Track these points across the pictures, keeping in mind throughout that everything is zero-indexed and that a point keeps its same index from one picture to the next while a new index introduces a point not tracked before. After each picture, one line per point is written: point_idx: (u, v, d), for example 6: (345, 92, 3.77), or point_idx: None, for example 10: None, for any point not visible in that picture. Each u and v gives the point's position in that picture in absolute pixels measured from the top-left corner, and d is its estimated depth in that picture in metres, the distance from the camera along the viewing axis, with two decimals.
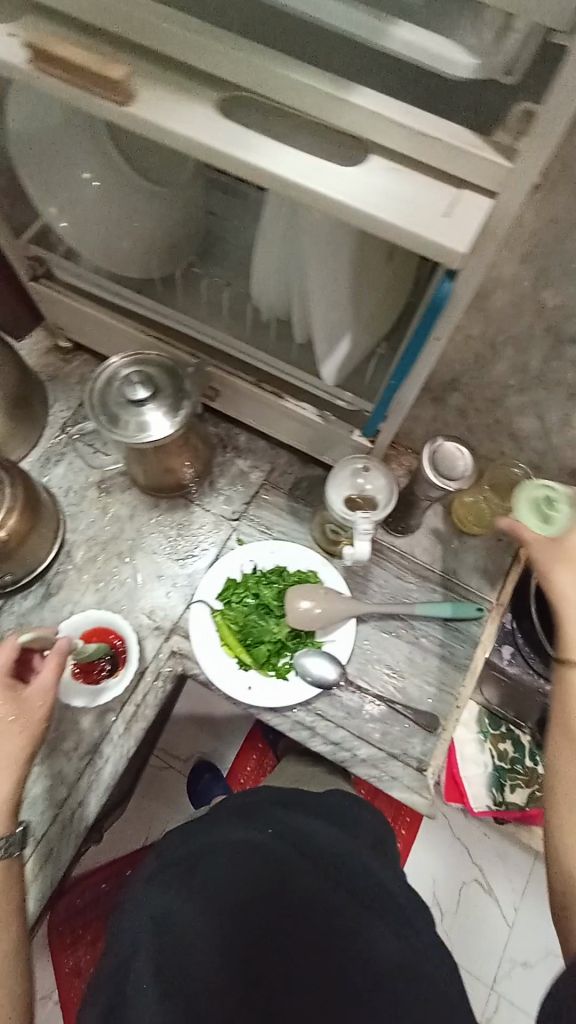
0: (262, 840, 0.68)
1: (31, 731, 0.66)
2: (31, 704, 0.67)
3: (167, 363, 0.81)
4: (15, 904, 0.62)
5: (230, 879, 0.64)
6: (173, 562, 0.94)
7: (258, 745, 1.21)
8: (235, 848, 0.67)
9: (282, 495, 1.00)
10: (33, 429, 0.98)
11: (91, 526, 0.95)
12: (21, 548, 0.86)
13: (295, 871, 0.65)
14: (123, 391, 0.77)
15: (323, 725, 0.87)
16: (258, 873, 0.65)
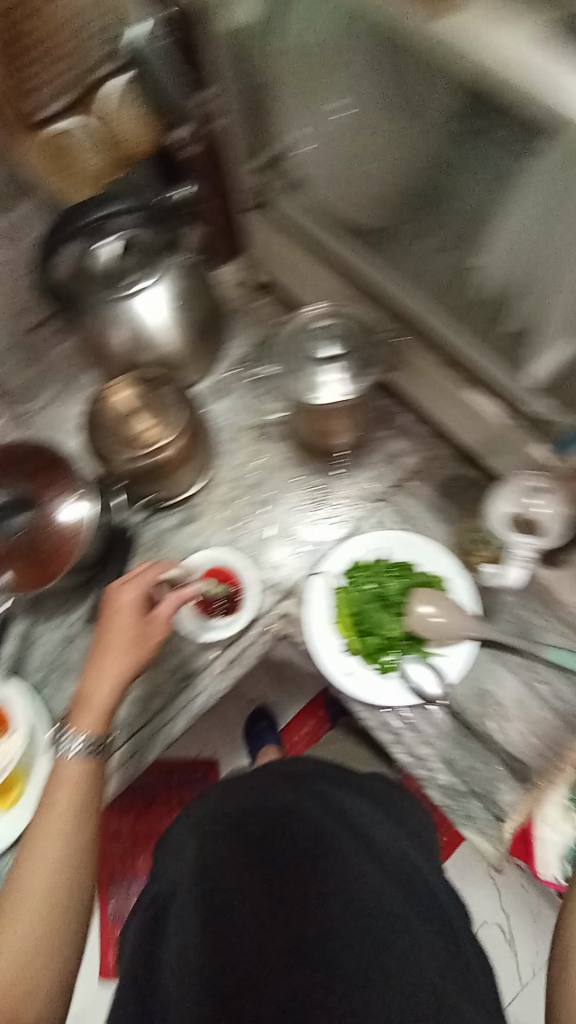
0: (309, 814, 0.73)
1: (145, 646, 0.71)
2: (151, 624, 0.72)
3: (360, 319, 0.81)
4: (94, 798, 0.67)
5: (277, 841, 0.70)
6: (305, 526, 0.94)
7: (318, 713, 1.28)
8: (280, 816, 0.73)
9: (432, 489, 0.92)
10: (210, 359, 1.01)
11: (238, 466, 0.97)
12: (177, 472, 0.91)
13: (342, 843, 0.70)
14: (310, 348, 0.79)
15: (407, 735, 0.83)
16: (305, 840, 0.70)
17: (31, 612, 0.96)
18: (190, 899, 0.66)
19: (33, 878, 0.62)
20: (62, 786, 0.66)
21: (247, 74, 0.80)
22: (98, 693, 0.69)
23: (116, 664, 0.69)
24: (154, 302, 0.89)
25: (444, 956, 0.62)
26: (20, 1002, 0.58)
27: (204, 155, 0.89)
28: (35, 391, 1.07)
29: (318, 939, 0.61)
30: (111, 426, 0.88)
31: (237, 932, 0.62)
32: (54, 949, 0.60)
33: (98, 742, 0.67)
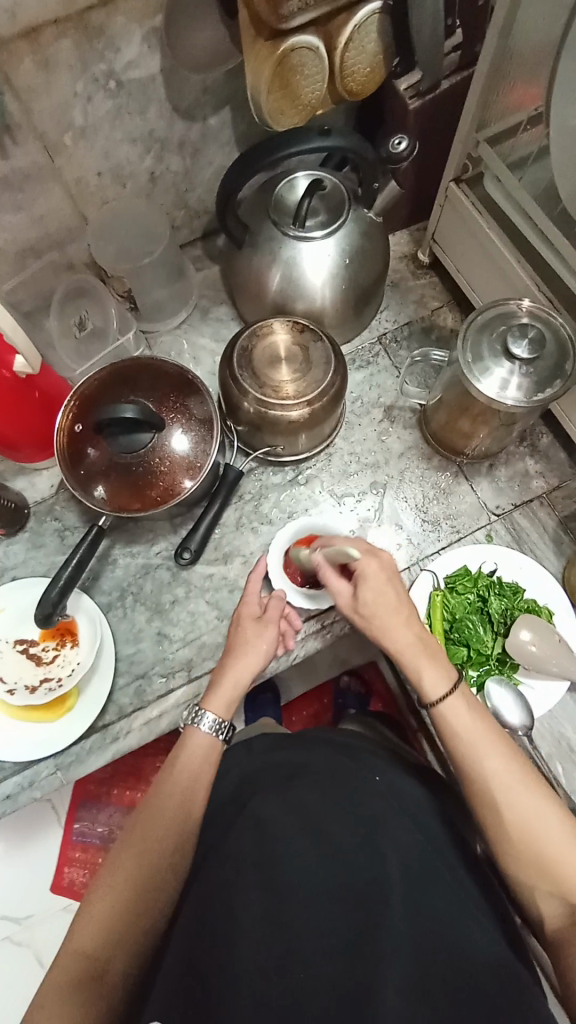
0: (362, 788, 0.70)
1: (258, 656, 0.73)
2: (267, 631, 0.74)
3: (558, 333, 0.73)
4: (206, 780, 0.68)
5: (323, 801, 0.66)
6: (416, 520, 0.91)
7: (322, 700, 1.29)
8: (329, 775, 0.71)
9: (551, 518, 0.92)
10: (358, 327, 0.97)
11: (362, 444, 0.95)
12: (292, 434, 0.85)
13: (395, 825, 0.65)
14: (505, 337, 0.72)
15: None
16: (358, 811, 0.65)
17: (112, 534, 0.91)
18: (244, 855, 0.60)
19: (144, 848, 0.62)
20: (182, 761, 0.68)
21: (519, 24, 0.69)
22: (227, 681, 0.72)
23: (250, 662, 0.73)
24: (323, 251, 0.85)
25: (495, 963, 0.58)
26: (108, 965, 0.58)
27: (427, 113, 0.84)
28: (168, 311, 1.03)
29: (370, 914, 0.54)
30: (256, 366, 0.82)
31: (285, 883, 0.57)
32: (149, 916, 0.61)
33: (222, 725, 0.70)
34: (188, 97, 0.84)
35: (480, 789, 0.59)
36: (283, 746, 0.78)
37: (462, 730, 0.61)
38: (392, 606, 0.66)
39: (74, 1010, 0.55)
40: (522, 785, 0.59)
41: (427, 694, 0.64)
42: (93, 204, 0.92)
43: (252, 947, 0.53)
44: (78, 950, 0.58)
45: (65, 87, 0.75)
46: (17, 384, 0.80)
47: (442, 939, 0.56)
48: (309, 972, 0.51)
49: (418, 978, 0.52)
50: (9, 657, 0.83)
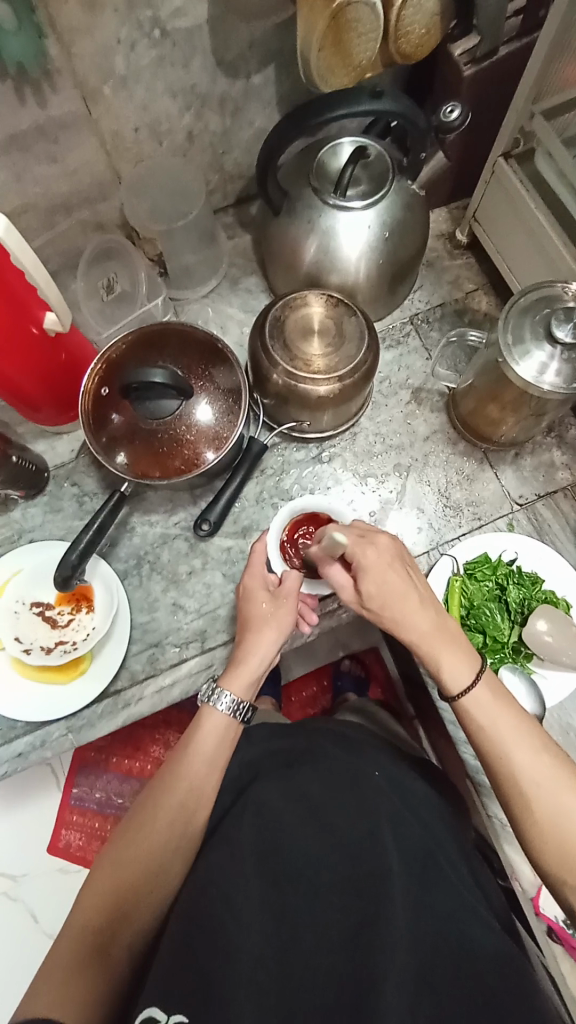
0: (365, 779, 0.71)
1: (277, 632, 0.71)
2: (284, 607, 0.72)
3: None
4: (222, 759, 0.67)
5: (326, 793, 0.68)
6: (437, 505, 0.90)
7: (322, 680, 1.30)
8: (333, 764, 0.73)
9: (574, 511, 0.91)
10: (390, 305, 0.95)
11: (387, 425, 0.94)
12: (318, 412, 0.84)
13: (398, 820, 0.68)
14: (549, 320, 0.70)
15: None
16: (362, 803, 0.67)
17: (132, 500, 0.90)
18: (249, 842, 0.63)
19: (153, 817, 0.63)
20: (196, 736, 0.67)
21: None
22: (249, 661, 0.70)
23: (271, 638, 0.70)
24: (362, 222, 0.82)
25: (497, 952, 0.60)
26: (112, 938, 0.58)
27: (480, 82, 0.81)
28: (197, 278, 1.00)
29: (371, 907, 0.58)
30: (288, 336, 0.81)
31: (285, 875, 0.60)
32: (157, 885, 0.61)
33: (240, 705, 0.69)
34: (233, 51, 0.80)
35: (507, 774, 0.60)
36: (282, 734, 0.80)
37: (483, 720, 0.62)
38: (400, 591, 0.65)
39: (74, 980, 0.54)
40: (545, 771, 0.59)
41: (447, 685, 0.64)
42: (128, 161, 0.89)
43: (255, 944, 0.55)
44: (83, 922, 0.58)
45: (109, 32, 0.72)
46: (44, 342, 0.79)
47: (441, 930, 0.60)
48: (310, 962, 0.55)
49: (418, 969, 0.56)
50: (24, 618, 0.83)
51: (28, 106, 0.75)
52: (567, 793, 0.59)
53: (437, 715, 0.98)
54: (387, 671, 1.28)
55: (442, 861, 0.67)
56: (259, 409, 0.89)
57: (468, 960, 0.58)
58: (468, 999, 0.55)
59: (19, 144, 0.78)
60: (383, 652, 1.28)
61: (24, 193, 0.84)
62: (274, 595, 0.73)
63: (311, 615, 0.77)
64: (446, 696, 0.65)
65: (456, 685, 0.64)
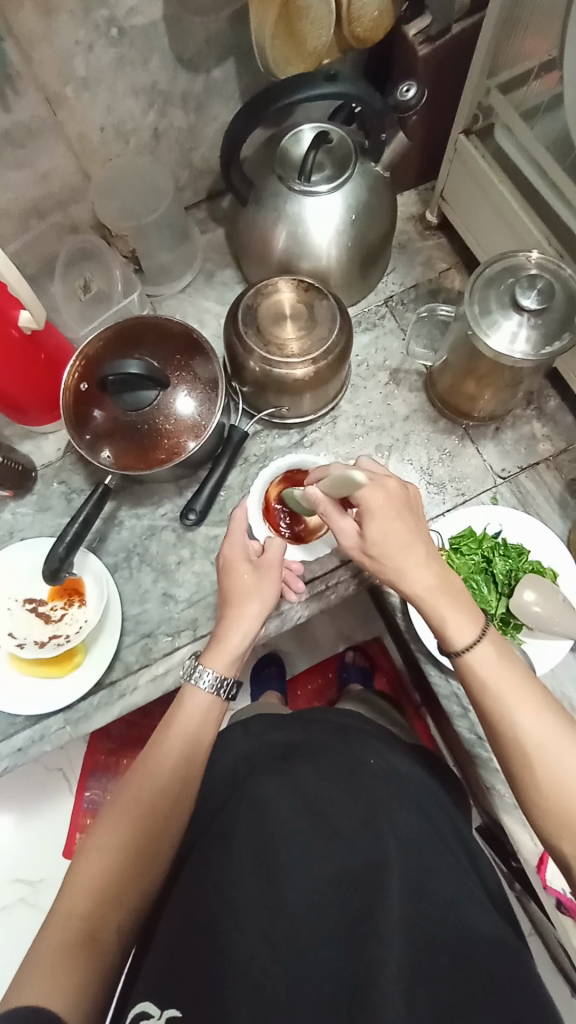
0: (362, 775, 0.73)
1: (262, 604, 0.72)
2: (265, 576, 0.73)
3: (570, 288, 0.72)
4: (206, 739, 0.69)
5: (321, 784, 0.70)
6: (421, 483, 0.91)
7: (327, 672, 1.29)
8: (327, 756, 0.75)
9: (558, 481, 0.92)
10: (364, 289, 0.96)
11: (367, 407, 0.95)
12: (298, 395, 0.85)
13: (393, 808, 0.69)
14: (515, 289, 0.71)
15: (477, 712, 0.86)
16: (359, 797, 0.69)
17: (120, 494, 0.92)
18: (244, 837, 0.64)
19: (140, 801, 0.64)
20: (180, 717, 0.69)
21: None
22: (230, 640, 0.72)
23: (255, 612, 0.72)
24: (329, 206, 0.83)
25: (497, 939, 0.60)
26: (100, 927, 0.57)
27: (436, 61, 0.83)
28: (173, 274, 1.02)
29: (368, 900, 0.57)
30: (261, 323, 0.82)
31: (281, 869, 0.59)
32: (147, 874, 0.61)
33: (223, 681, 0.71)
34: (191, 46, 0.82)
35: (503, 747, 0.60)
36: (277, 726, 0.82)
37: (489, 681, 0.61)
38: (405, 542, 0.64)
39: (62, 965, 0.53)
40: (547, 731, 0.58)
41: (452, 638, 0.63)
42: (96, 161, 0.91)
43: (252, 943, 0.55)
44: (69, 911, 0.57)
45: (66, 35, 0.74)
46: (23, 343, 0.80)
47: (439, 919, 0.60)
48: (305, 957, 0.54)
49: (416, 961, 0.55)
50: (17, 615, 0.85)
51: None
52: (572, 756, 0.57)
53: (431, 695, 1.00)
54: (393, 661, 1.27)
55: (441, 849, 0.69)
56: (239, 398, 0.92)
57: (465, 943, 0.58)
58: (470, 988, 0.55)
59: None
60: (388, 642, 1.28)
61: None
62: (256, 567, 0.74)
63: (297, 584, 0.79)
64: (449, 651, 0.64)
65: (461, 640, 0.63)
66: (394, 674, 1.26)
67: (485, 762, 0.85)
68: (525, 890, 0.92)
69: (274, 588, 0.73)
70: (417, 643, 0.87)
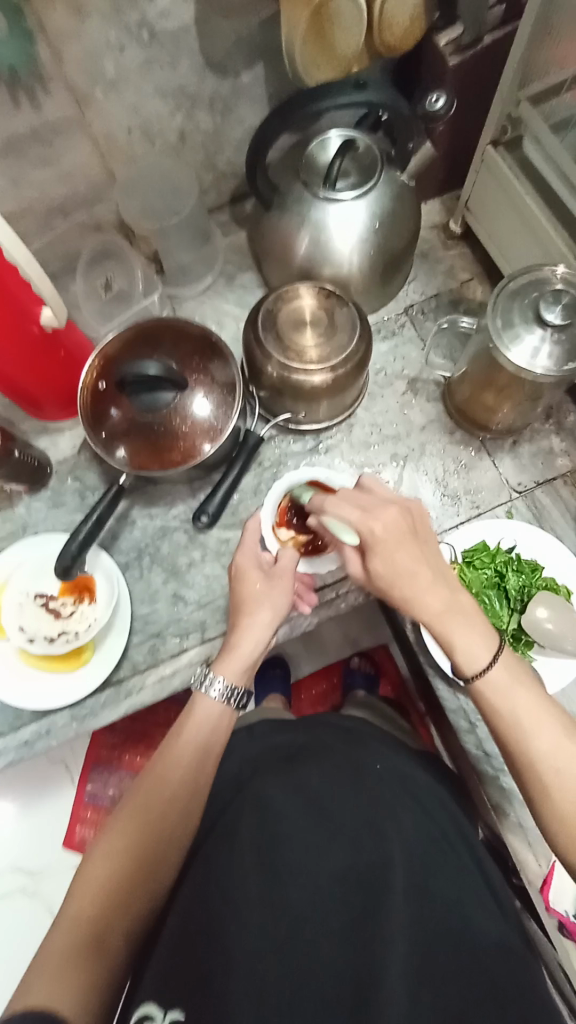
0: (367, 779, 0.72)
1: (273, 612, 0.72)
2: (278, 585, 0.73)
3: None
4: (216, 749, 0.69)
5: (326, 786, 0.70)
6: (435, 494, 0.91)
7: (332, 678, 1.29)
8: (333, 758, 0.76)
9: (574, 497, 0.91)
10: (384, 297, 0.96)
11: (383, 416, 0.94)
12: (315, 401, 0.85)
13: (397, 810, 0.69)
14: (539, 301, 0.71)
15: (483, 728, 0.85)
16: (363, 798, 0.69)
17: (133, 493, 0.92)
18: (248, 837, 0.64)
19: (149, 806, 0.64)
20: (189, 723, 0.69)
21: None
22: (241, 646, 0.72)
23: (266, 619, 0.72)
24: (354, 213, 0.83)
25: (501, 946, 0.60)
26: (106, 930, 0.57)
27: (466, 70, 0.82)
28: (194, 276, 1.02)
29: (371, 902, 0.58)
30: (281, 328, 0.82)
31: (286, 868, 0.60)
32: (154, 880, 0.61)
33: (233, 690, 0.70)
34: (220, 50, 0.82)
35: (519, 760, 0.59)
36: (281, 730, 0.82)
37: (501, 699, 0.61)
38: (411, 568, 0.64)
39: (71, 965, 0.54)
40: (562, 754, 0.57)
41: (462, 663, 0.63)
42: (122, 162, 0.91)
43: (254, 942, 0.54)
44: (78, 912, 0.57)
45: (98, 36, 0.74)
46: (43, 339, 0.81)
47: (442, 922, 0.59)
48: (309, 957, 0.54)
49: (418, 960, 0.55)
50: (29, 607, 0.85)
51: (22, 111, 0.77)
52: None
53: (438, 707, 0.99)
54: (399, 669, 1.26)
55: (443, 851, 0.68)
56: (255, 402, 0.92)
57: (469, 947, 0.59)
58: (471, 989, 0.55)
59: (15, 148, 0.80)
60: (394, 649, 1.27)
61: (23, 197, 0.87)
62: (268, 576, 0.74)
63: (309, 596, 0.81)
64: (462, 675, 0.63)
65: (472, 662, 0.62)
66: (399, 682, 1.26)
67: (491, 779, 0.84)
68: (525, 909, 0.92)
69: (286, 598, 0.73)
70: (425, 654, 0.86)
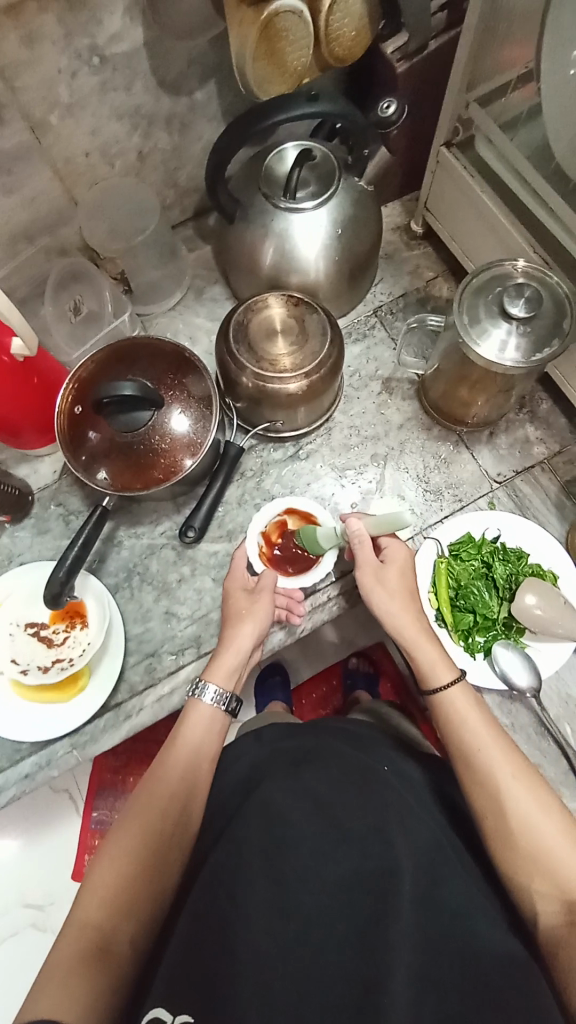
0: (373, 777, 0.69)
1: (254, 623, 0.75)
2: (260, 601, 0.77)
3: (556, 292, 0.74)
4: (212, 748, 0.69)
5: (333, 788, 0.65)
6: (418, 491, 0.92)
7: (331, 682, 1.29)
8: (339, 759, 0.71)
9: (553, 484, 0.92)
10: (353, 300, 0.97)
11: (361, 417, 0.95)
12: (291, 409, 0.85)
13: (404, 807, 0.66)
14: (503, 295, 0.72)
15: None
16: (371, 800, 0.65)
17: (118, 514, 0.92)
18: (256, 844, 0.60)
19: (148, 808, 0.63)
20: (184, 726, 0.69)
21: None
22: (228, 654, 0.73)
23: (248, 630, 0.74)
24: (315, 221, 0.84)
25: (513, 954, 0.56)
26: (112, 934, 0.57)
27: (415, 75, 0.84)
28: (163, 293, 1.02)
29: (379, 905, 0.55)
30: (252, 339, 0.82)
31: (291, 871, 0.57)
32: (157, 882, 0.61)
33: (223, 696, 0.71)
34: (173, 69, 0.83)
35: (477, 774, 0.62)
36: (292, 734, 0.78)
37: (461, 716, 0.65)
38: (399, 589, 0.74)
39: (77, 975, 0.53)
40: (511, 772, 0.62)
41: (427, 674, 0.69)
42: (83, 185, 0.91)
43: (261, 942, 0.53)
44: (84, 920, 0.57)
45: (50, 63, 0.75)
46: (15, 368, 0.80)
47: (449, 925, 0.57)
48: (314, 960, 0.52)
49: (423, 966, 0.53)
50: (20, 640, 0.84)
51: None
52: (535, 798, 0.61)
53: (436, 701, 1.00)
54: (397, 665, 1.27)
55: (452, 854, 0.65)
56: (233, 414, 0.91)
57: (476, 951, 0.55)
58: (478, 996, 0.52)
59: None
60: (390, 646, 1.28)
61: None
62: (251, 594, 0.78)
63: (299, 608, 0.84)
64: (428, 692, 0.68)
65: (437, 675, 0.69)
66: (398, 678, 1.26)
67: None
68: None
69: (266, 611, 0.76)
70: None
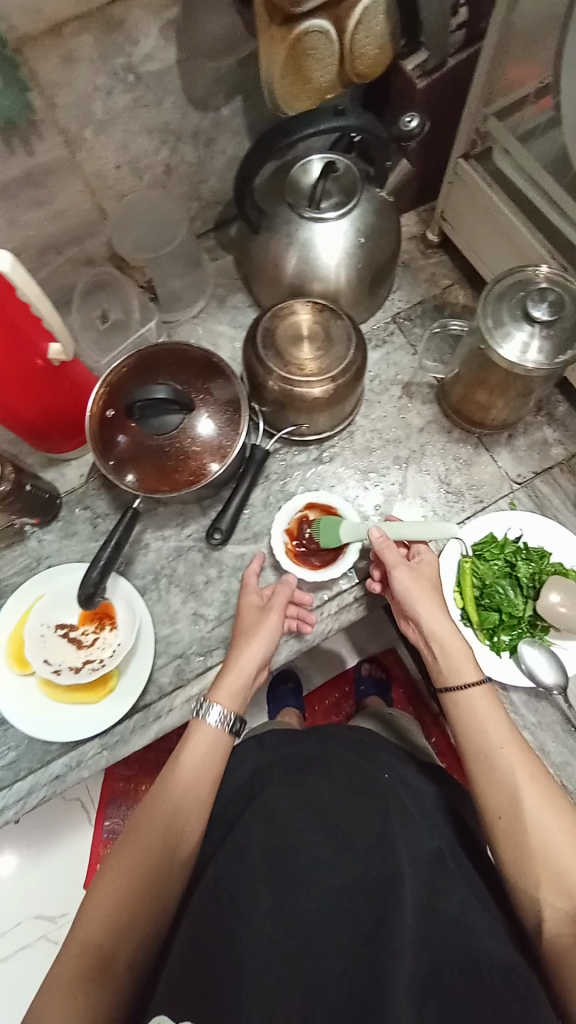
0: (374, 780, 0.72)
1: (261, 641, 0.76)
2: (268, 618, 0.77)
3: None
4: (216, 768, 0.69)
5: (335, 794, 0.69)
6: (440, 492, 0.93)
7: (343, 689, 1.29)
8: (340, 768, 0.73)
9: (572, 484, 0.94)
10: (372, 307, 1.00)
11: (382, 421, 0.97)
12: (315, 412, 0.87)
13: (404, 817, 0.68)
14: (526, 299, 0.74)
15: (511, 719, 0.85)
16: (369, 811, 0.67)
17: (145, 516, 0.93)
18: (258, 853, 0.63)
19: (149, 833, 0.64)
20: (188, 745, 0.70)
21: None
22: (237, 671, 0.74)
23: (256, 649, 0.75)
24: (338, 230, 0.86)
25: (510, 962, 0.57)
26: (111, 953, 0.59)
27: (433, 91, 0.87)
28: (186, 301, 1.04)
29: (379, 913, 0.58)
30: (279, 344, 0.84)
31: (296, 878, 0.61)
32: (156, 905, 0.62)
33: (229, 718, 0.71)
34: (201, 86, 0.86)
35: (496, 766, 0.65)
36: (298, 740, 0.80)
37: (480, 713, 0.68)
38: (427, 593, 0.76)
39: (77, 991, 0.56)
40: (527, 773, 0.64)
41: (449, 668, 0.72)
42: (111, 198, 0.94)
43: (265, 949, 0.56)
44: (84, 938, 0.59)
45: (86, 81, 0.77)
46: (49, 372, 0.82)
47: (447, 937, 0.59)
48: (317, 970, 0.55)
49: (421, 975, 0.55)
50: (51, 640, 0.85)
51: (16, 155, 0.79)
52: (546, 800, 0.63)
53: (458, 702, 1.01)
54: (406, 670, 1.28)
55: (451, 864, 0.66)
56: (259, 418, 0.92)
57: (474, 963, 0.57)
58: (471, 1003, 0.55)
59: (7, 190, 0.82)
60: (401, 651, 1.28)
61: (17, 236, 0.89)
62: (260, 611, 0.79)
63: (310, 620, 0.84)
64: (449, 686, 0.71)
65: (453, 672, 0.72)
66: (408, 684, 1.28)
67: None
68: None
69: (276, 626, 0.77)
70: None
